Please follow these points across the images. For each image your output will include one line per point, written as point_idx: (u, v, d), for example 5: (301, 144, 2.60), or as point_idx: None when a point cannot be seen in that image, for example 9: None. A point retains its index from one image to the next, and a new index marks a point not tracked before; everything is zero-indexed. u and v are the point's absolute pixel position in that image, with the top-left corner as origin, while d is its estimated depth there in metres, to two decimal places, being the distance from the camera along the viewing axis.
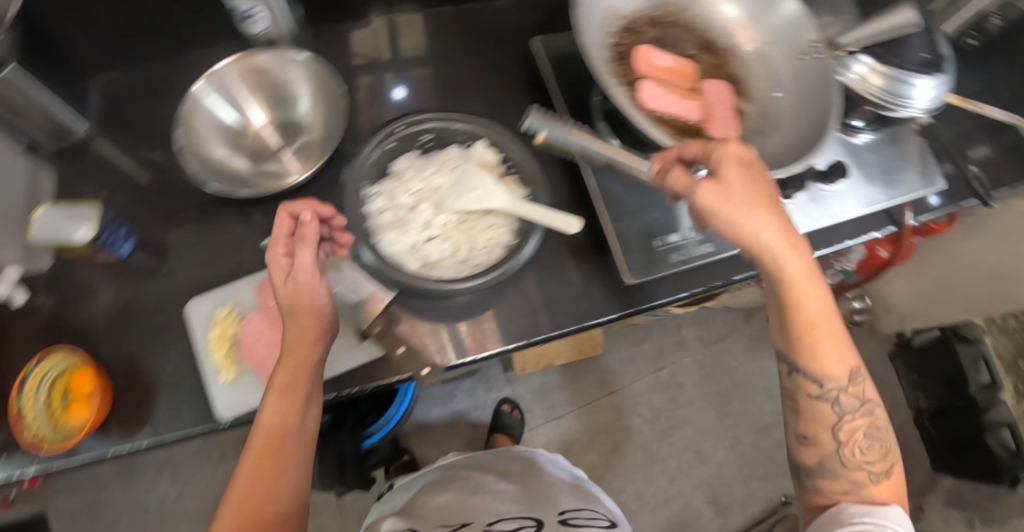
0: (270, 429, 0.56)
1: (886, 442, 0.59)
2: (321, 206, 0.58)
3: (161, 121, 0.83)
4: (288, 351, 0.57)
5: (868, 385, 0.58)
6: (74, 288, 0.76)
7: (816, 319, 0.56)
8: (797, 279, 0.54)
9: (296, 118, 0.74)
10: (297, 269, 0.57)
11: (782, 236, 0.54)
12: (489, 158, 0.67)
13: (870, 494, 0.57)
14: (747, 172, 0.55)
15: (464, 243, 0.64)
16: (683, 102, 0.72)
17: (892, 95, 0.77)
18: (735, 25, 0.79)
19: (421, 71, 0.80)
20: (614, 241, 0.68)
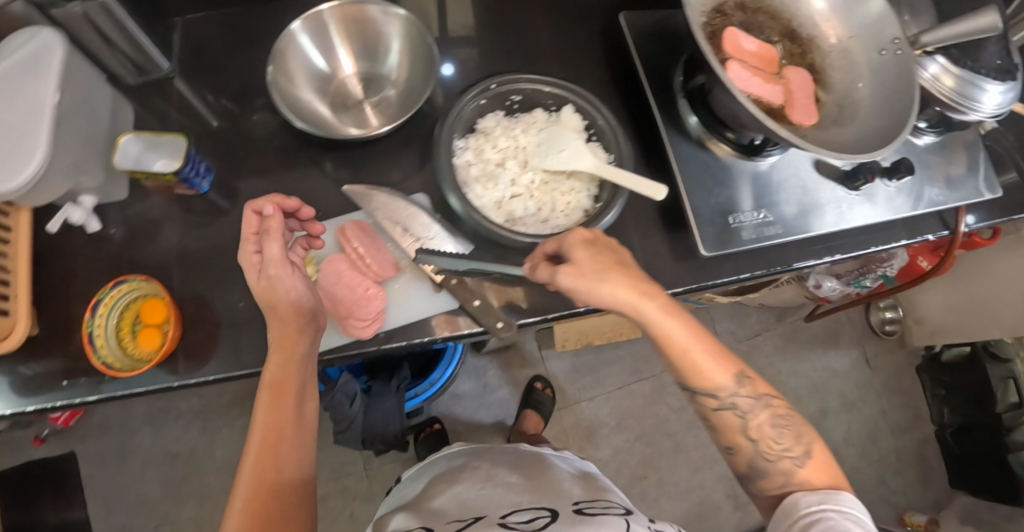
0: (266, 425, 0.58)
1: (795, 424, 0.60)
2: (284, 200, 0.63)
3: (238, 65, 0.84)
4: (275, 348, 0.60)
5: (757, 380, 0.61)
6: (144, 221, 0.77)
7: (688, 347, 0.59)
8: (660, 319, 0.58)
9: (383, 70, 0.75)
10: (266, 262, 0.60)
11: (627, 287, 0.57)
12: (575, 123, 0.68)
13: (800, 482, 0.57)
14: (593, 249, 0.58)
15: (546, 203, 0.66)
16: (766, 86, 0.73)
17: (966, 98, 0.72)
18: (822, 12, 0.79)
19: (501, 37, 0.81)
20: (691, 216, 0.71)
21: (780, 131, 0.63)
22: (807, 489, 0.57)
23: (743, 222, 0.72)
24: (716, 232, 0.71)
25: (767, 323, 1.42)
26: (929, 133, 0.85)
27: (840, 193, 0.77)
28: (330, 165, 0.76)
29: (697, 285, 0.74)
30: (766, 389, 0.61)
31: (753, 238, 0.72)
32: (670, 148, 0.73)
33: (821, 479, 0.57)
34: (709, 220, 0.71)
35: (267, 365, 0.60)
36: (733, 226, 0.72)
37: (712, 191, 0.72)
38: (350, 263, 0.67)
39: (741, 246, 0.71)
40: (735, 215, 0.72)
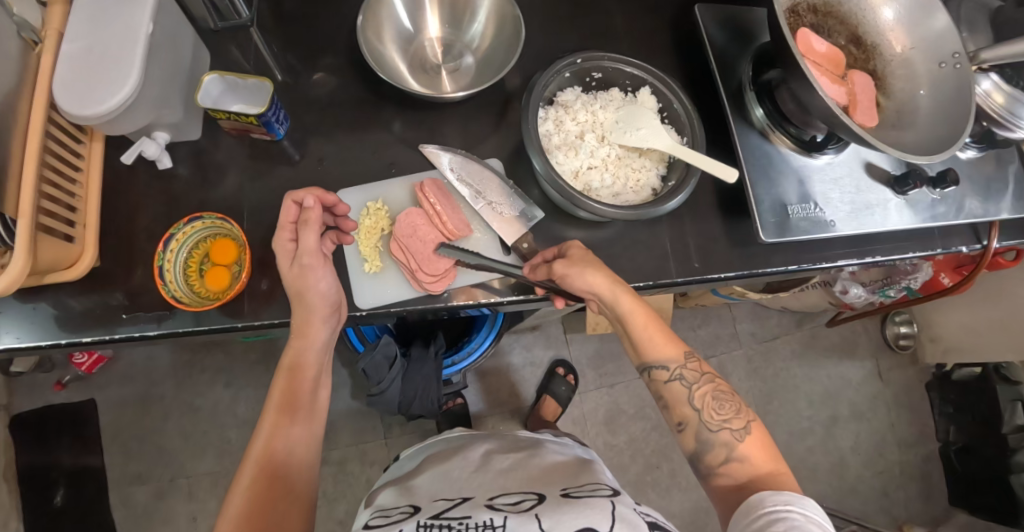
0: (280, 402, 0.66)
1: (736, 400, 0.64)
2: (325, 195, 0.66)
3: (310, 18, 0.84)
4: (297, 334, 0.67)
5: (703, 361, 0.67)
6: (211, 164, 0.79)
7: (651, 329, 0.66)
8: (628, 296, 0.66)
9: (465, 37, 0.77)
10: (302, 252, 0.65)
11: (604, 275, 0.65)
12: (650, 105, 0.70)
13: (740, 457, 0.61)
14: (584, 250, 0.68)
15: (616, 178, 0.68)
16: (832, 87, 0.76)
17: (1014, 116, 0.80)
18: (891, 16, 0.80)
19: (574, 14, 0.82)
20: (753, 203, 0.73)
21: (852, 125, 0.66)
22: (776, 490, 0.56)
23: (796, 210, 0.74)
24: (776, 220, 0.73)
25: (787, 327, 1.45)
26: (971, 148, 0.88)
27: (888, 196, 0.79)
28: (399, 126, 0.78)
29: (746, 272, 0.77)
30: (708, 367, 0.66)
31: (812, 228, 0.74)
32: (736, 137, 0.76)
33: (761, 456, 0.61)
34: (770, 209, 0.73)
35: (287, 348, 0.67)
36: (790, 215, 0.74)
37: (773, 183, 0.74)
38: (427, 218, 0.71)
39: (795, 232, 0.73)
40: (791, 203, 0.74)
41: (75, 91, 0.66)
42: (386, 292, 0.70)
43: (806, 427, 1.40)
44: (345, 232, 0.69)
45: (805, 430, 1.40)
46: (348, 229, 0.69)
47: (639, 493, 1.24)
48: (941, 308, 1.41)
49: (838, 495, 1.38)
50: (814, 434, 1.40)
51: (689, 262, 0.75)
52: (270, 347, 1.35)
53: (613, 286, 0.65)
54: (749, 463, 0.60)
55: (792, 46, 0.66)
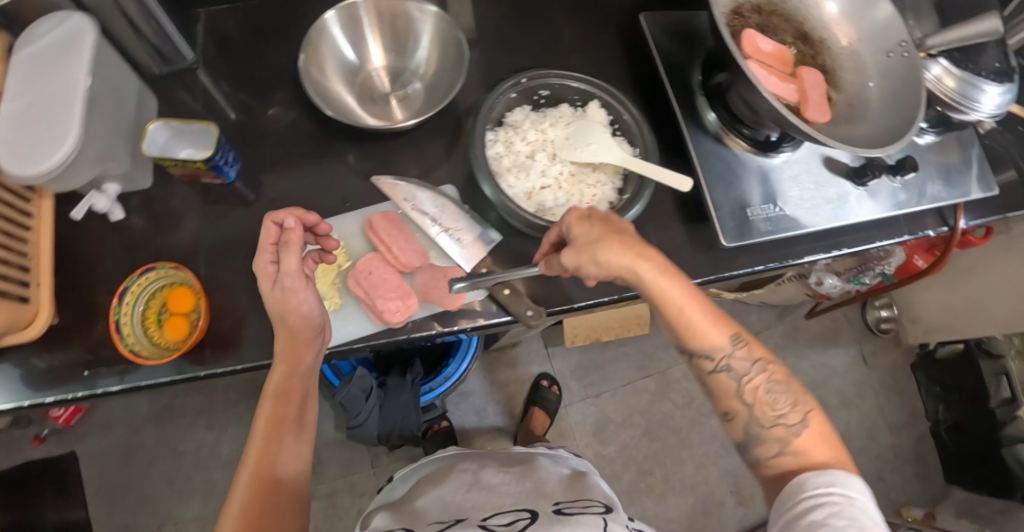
0: (266, 431, 0.59)
1: (793, 389, 0.56)
2: (305, 213, 0.62)
3: (258, 57, 0.84)
4: (283, 358, 0.61)
5: (754, 343, 0.57)
6: (166, 211, 0.78)
7: (688, 309, 0.56)
8: (654, 275, 0.55)
9: (411, 63, 0.77)
10: (283, 275, 0.58)
11: (619, 250, 0.55)
12: (600, 118, 0.69)
13: (794, 450, 0.54)
14: (593, 221, 0.57)
15: (571, 195, 0.67)
16: (782, 85, 0.74)
17: (965, 100, 0.76)
18: (835, 11, 0.80)
19: (520, 32, 0.82)
20: (711, 208, 0.73)
21: (800, 125, 0.65)
22: (819, 467, 0.52)
23: (756, 213, 0.74)
24: (735, 223, 0.73)
25: (768, 322, 1.45)
26: (928, 133, 0.89)
27: (848, 188, 0.79)
28: (353, 157, 0.77)
29: (713, 276, 0.76)
30: (762, 350, 0.57)
31: (772, 229, 0.74)
32: (690, 143, 0.75)
33: (819, 447, 0.54)
34: (729, 212, 0.73)
35: (272, 374, 0.62)
36: (750, 218, 0.73)
37: (730, 187, 0.74)
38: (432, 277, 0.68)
39: (756, 236, 0.73)
40: (751, 207, 0.74)
41: (16, 151, 0.65)
42: (344, 331, 0.68)
43: None
44: (328, 251, 0.66)
45: None
46: (330, 247, 0.66)
47: (634, 501, 1.24)
48: (918, 289, 1.42)
49: None
50: None
51: None
52: (251, 383, 1.33)
53: (631, 266, 0.55)
54: (801, 456, 0.54)
55: (733, 49, 0.66)
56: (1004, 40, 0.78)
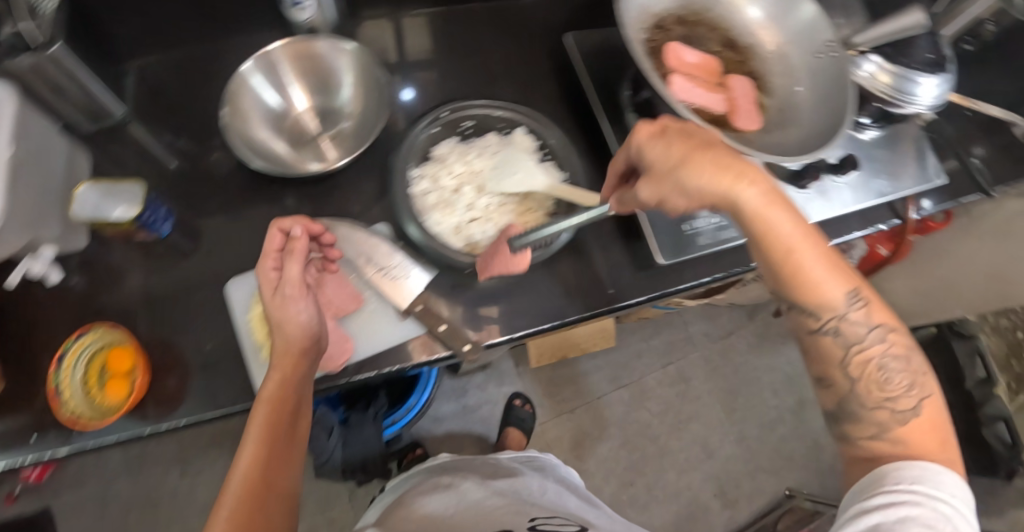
0: (259, 437, 0.55)
1: (910, 367, 0.53)
2: (312, 223, 0.63)
3: (192, 106, 0.84)
4: (278, 364, 0.59)
5: (872, 304, 0.54)
6: (105, 269, 0.77)
7: (796, 248, 0.53)
8: (757, 207, 0.52)
9: (337, 103, 0.76)
10: (285, 283, 0.61)
11: (714, 172, 0.52)
12: (528, 144, 0.68)
13: (892, 439, 0.51)
14: (671, 140, 0.54)
15: (502, 224, 0.66)
16: (709, 95, 0.72)
17: (899, 93, 0.79)
18: (759, 17, 0.79)
19: (441, 67, 0.82)
20: (647, 226, 0.70)
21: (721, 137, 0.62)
22: (910, 463, 0.49)
23: (697, 228, 0.71)
24: (673, 238, 0.70)
25: (740, 321, 1.43)
26: (871, 128, 0.89)
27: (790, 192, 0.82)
28: (290, 199, 0.77)
29: (656, 293, 0.73)
30: (886, 318, 0.54)
31: (711, 242, 0.71)
32: None
33: (925, 441, 0.51)
34: (666, 228, 0.71)
35: (266, 381, 0.59)
36: (688, 233, 0.71)
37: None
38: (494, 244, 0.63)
39: (697, 252, 0.70)
40: (689, 222, 0.71)
41: None
42: None
43: (776, 417, 1.39)
44: (331, 262, 0.67)
45: (775, 420, 1.39)
46: (332, 257, 0.66)
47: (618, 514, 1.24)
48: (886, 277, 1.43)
49: (821, 478, 1.36)
50: (785, 423, 1.39)
51: (602, 290, 0.73)
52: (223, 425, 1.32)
53: (728, 192, 0.52)
54: (899, 446, 0.51)
55: (644, 64, 0.64)
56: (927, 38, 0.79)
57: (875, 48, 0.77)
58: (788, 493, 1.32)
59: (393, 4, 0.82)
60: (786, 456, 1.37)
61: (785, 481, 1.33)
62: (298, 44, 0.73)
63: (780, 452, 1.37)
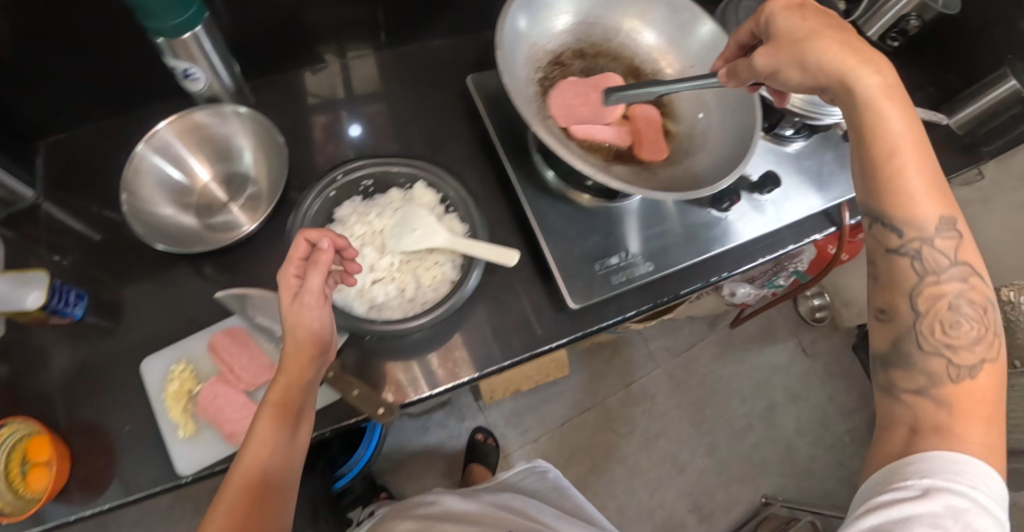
0: (262, 439, 0.56)
1: (983, 322, 0.47)
2: (341, 237, 0.59)
3: (103, 182, 0.83)
4: (286, 368, 0.57)
5: (967, 243, 0.48)
6: (16, 355, 0.75)
7: (901, 146, 0.48)
8: (874, 94, 0.49)
9: (242, 169, 0.76)
10: (306, 292, 0.57)
11: (844, 51, 0.50)
12: (428, 198, 0.68)
13: (939, 400, 0.45)
14: (802, 17, 0.53)
15: (408, 283, 0.66)
16: (612, 129, 0.69)
17: (816, 106, 0.77)
18: (656, 42, 0.77)
19: (378, 106, 0.84)
20: (556, 269, 0.69)
21: (611, 182, 0.60)
22: (922, 454, 0.44)
23: (610, 267, 0.71)
24: (583, 281, 0.69)
25: (700, 332, 1.44)
26: (798, 138, 0.86)
27: (711, 217, 0.78)
28: (210, 270, 0.77)
29: (579, 333, 0.72)
30: (971, 258, 0.48)
31: (625, 280, 0.71)
32: (527, 203, 0.72)
33: (971, 401, 0.45)
34: (577, 270, 0.70)
35: (273, 385, 0.57)
36: (601, 272, 0.70)
37: (576, 242, 0.71)
38: (577, 94, 0.71)
39: (610, 292, 0.70)
40: (600, 261, 0.71)
41: None
42: (204, 455, 0.68)
43: (745, 424, 1.38)
44: (349, 275, 0.62)
45: (744, 428, 1.38)
46: (353, 272, 0.61)
47: None
48: (841, 275, 1.44)
49: (795, 481, 1.35)
50: (755, 430, 1.38)
51: (528, 332, 0.71)
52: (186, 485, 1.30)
53: (848, 78, 0.50)
54: (945, 411, 0.45)
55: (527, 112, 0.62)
56: None
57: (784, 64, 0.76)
58: (764, 500, 1.31)
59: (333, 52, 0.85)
60: (759, 463, 1.35)
61: (760, 488, 1.32)
62: (186, 120, 0.73)
63: (752, 460, 1.35)
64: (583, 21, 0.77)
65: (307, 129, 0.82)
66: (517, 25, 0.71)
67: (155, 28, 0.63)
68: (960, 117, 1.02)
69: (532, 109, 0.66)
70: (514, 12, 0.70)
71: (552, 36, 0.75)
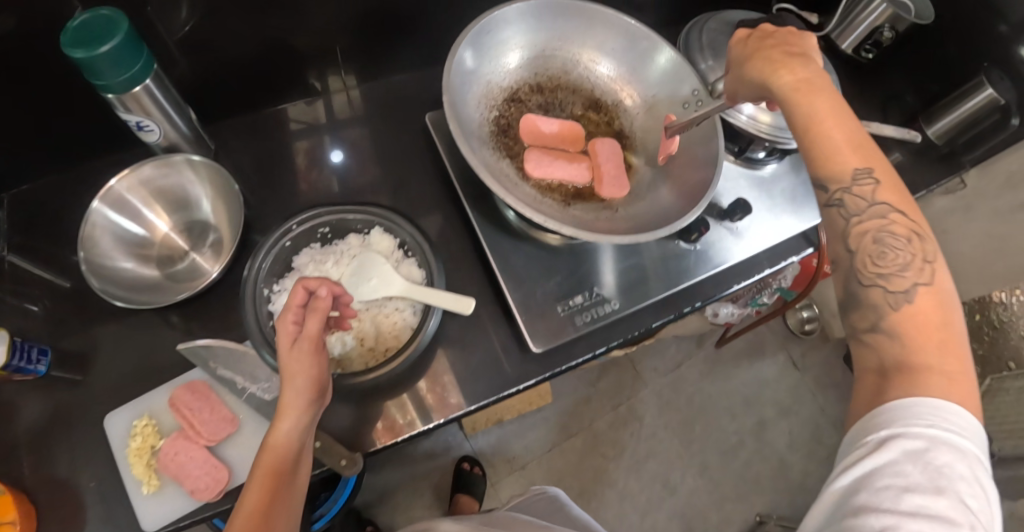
0: (261, 486, 0.53)
1: (912, 247, 0.48)
2: (337, 285, 0.59)
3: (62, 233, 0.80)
4: (283, 413, 0.55)
5: (890, 183, 0.49)
6: None
7: (819, 122, 0.52)
8: (787, 87, 0.54)
9: (202, 217, 0.76)
10: (305, 340, 0.56)
11: (765, 62, 0.57)
12: (386, 244, 0.67)
13: (889, 331, 0.46)
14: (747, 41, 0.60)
15: (367, 332, 0.65)
16: (572, 167, 0.69)
17: (783, 130, 0.76)
18: (614, 73, 0.77)
19: (355, 132, 0.86)
20: (516, 312, 0.69)
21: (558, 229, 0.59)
22: (878, 406, 0.45)
23: (574, 307, 0.70)
24: (545, 323, 0.69)
25: (688, 351, 1.43)
26: (770, 160, 0.84)
27: (680, 247, 0.77)
28: (176, 317, 0.75)
29: (546, 374, 0.70)
30: (893, 197, 0.49)
31: (589, 320, 0.70)
32: (488, 244, 0.71)
33: (915, 328, 0.45)
34: (539, 312, 0.69)
35: (270, 430, 0.55)
36: (565, 314, 0.70)
37: (539, 282, 0.70)
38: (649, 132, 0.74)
39: (573, 333, 0.69)
40: (564, 301, 0.70)
41: None
42: (169, 511, 0.67)
43: (737, 441, 1.36)
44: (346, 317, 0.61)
45: (735, 445, 1.36)
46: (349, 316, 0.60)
47: None
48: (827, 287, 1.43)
49: (790, 498, 1.33)
50: (746, 447, 1.36)
51: (495, 371, 0.70)
52: None
53: (767, 79, 0.56)
54: (899, 343, 0.46)
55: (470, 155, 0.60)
56: None
57: None
58: (759, 519, 1.28)
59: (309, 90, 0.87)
60: (752, 481, 1.33)
61: (754, 506, 1.30)
62: (137, 173, 0.71)
63: (745, 478, 1.33)
64: (540, 54, 0.76)
65: (290, 154, 0.84)
66: (468, 64, 0.69)
67: (102, 85, 0.62)
68: (938, 126, 0.99)
69: (483, 154, 0.67)
70: (464, 51, 0.69)
71: (507, 73, 0.75)
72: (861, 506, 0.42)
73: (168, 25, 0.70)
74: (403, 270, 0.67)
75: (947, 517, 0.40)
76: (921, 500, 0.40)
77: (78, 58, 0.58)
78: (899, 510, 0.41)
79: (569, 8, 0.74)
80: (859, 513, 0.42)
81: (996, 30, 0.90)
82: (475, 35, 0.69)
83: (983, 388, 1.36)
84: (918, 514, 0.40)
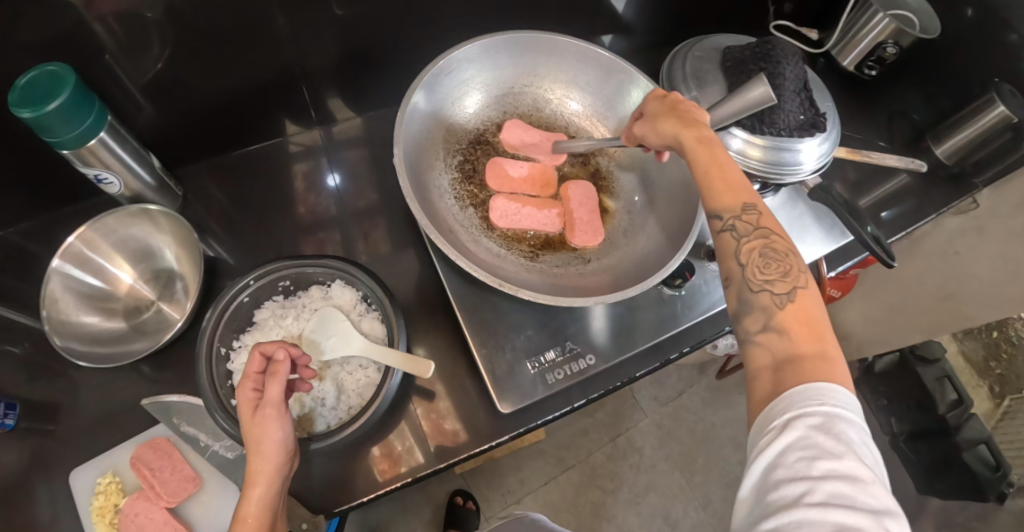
0: None
1: (790, 260, 0.48)
2: (295, 347, 0.55)
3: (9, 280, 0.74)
4: (253, 480, 0.50)
5: (769, 214, 0.50)
6: None
7: (716, 175, 0.52)
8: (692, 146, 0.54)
9: (168, 266, 0.74)
10: (268, 406, 0.52)
11: (674, 121, 0.56)
12: (348, 299, 0.67)
13: (778, 328, 0.45)
14: (663, 100, 0.60)
15: (328, 393, 0.63)
16: (540, 213, 0.67)
17: (774, 165, 0.72)
18: (584, 109, 0.74)
19: (353, 157, 0.86)
20: (484, 371, 0.66)
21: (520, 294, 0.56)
22: (776, 396, 0.43)
23: (546, 364, 0.67)
24: (514, 384, 0.66)
25: (689, 379, 1.39)
26: (766, 193, 0.80)
27: (662, 293, 0.73)
28: (147, 367, 0.71)
29: (521, 430, 0.67)
30: (773, 224, 0.49)
31: (563, 376, 0.67)
32: (455, 295, 0.68)
33: (801, 330, 0.45)
34: (510, 368, 0.66)
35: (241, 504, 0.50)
36: (536, 372, 0.67)
37: (511, 336, 0.67)
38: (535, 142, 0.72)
39: (546, 392, 0.66)
40: (535, 359, 0.67)
41: None
42: None
43: (741, 473, 1.31)
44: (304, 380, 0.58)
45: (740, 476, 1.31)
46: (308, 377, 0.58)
47: None
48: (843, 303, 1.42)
49: None
50: None
51: (471, 423, 0.68)
52: None
53: (676, 134, 0.55)
54: (787, 338, 0.45)
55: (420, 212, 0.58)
56: (806, 79, 0.74)
57: (735, 122, 0.70)
58: None
59: (301, 123, 0.86)
60: None
61: None
62: (97, 227, 0.70)
63: None
64: (508, 91, 0.74)
65: (289, 177, 0.84)
66: (425, 109, 0.67)
67: (54, 142, 0.60)
68: (947, 147, 0.93)
69: (440, 206, 0.65)
70: (419, 97, 0.66)
71: (472, 113, 0.72)
72: (778, 480, 0.40)
73: (136, 70, 0.68)
74: (364, 325, 0.66)
75: (854, 476, 0.38)
76: (834, 465, 0.39)
77: (26, 118, 0.57)
78: (813, 476, 0.39)
79: (533, 43, 0.71)
80: (777, 487, 0.40)
81: (1007, 41, 0.85)
82: (431, 78, 0.67)
83: (1002, 409, 1.24)
84: (831, 477, 0.38)
